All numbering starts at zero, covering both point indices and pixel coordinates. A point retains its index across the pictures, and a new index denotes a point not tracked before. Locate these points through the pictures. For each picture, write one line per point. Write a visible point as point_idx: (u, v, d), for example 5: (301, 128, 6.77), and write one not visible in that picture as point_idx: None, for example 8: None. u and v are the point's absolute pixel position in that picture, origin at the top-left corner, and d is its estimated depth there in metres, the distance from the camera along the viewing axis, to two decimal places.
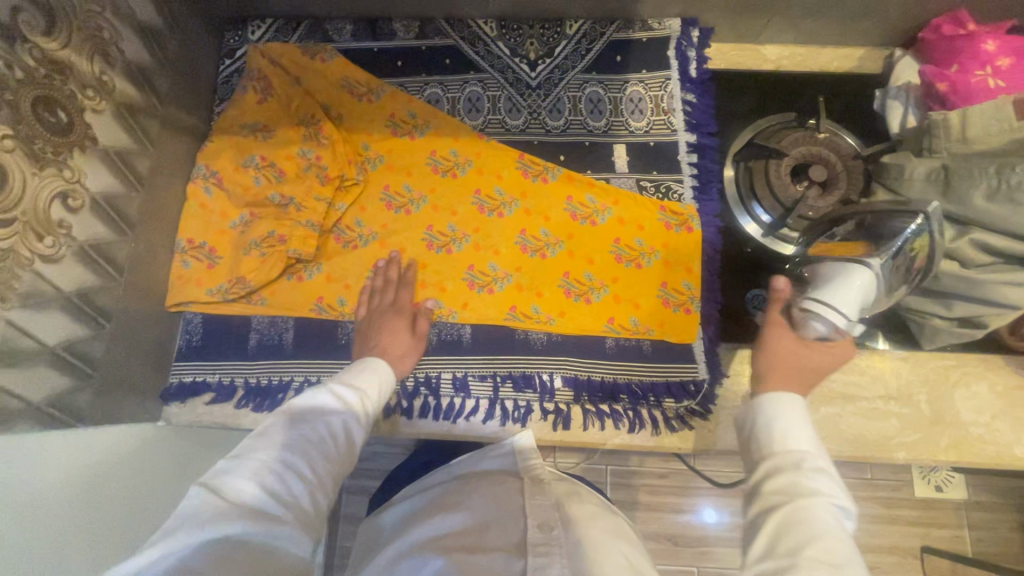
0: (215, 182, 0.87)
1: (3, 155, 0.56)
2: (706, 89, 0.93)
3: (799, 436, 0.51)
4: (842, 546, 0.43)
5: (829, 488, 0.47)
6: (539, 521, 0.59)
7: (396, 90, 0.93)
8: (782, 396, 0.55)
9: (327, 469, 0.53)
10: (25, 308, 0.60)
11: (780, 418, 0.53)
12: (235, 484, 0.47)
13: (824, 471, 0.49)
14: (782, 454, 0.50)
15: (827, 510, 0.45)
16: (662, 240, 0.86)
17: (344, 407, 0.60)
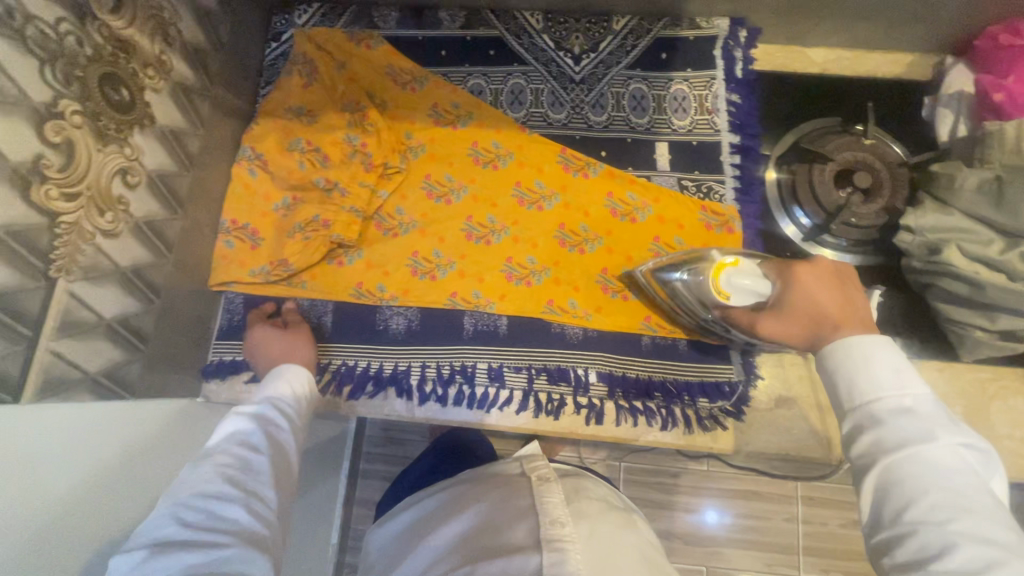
0: (260, 164, 0.88)
1: (72, 131, 0.57)
2: (751, 90, 0.92)
3: (881, 383, 0.52)
4: (952, 496, 0.45)
5: (927, 433, 0.48)
6: (550, 518, 0.62)
7: (440, 80, 0.94)
8: (853, 345, 0.55)
9: (252, 480, 0.61)
10: (86, 281, 0.61)
11: (856, 370, 0.53)
12: (158, 530, 0.53)
13: (916, 412, 0.49)
14: (868, 408, 0.51)
15: (929, 461, 0.46)
16: (701, 240, 0.87)
17: (251, 424, 0.67)
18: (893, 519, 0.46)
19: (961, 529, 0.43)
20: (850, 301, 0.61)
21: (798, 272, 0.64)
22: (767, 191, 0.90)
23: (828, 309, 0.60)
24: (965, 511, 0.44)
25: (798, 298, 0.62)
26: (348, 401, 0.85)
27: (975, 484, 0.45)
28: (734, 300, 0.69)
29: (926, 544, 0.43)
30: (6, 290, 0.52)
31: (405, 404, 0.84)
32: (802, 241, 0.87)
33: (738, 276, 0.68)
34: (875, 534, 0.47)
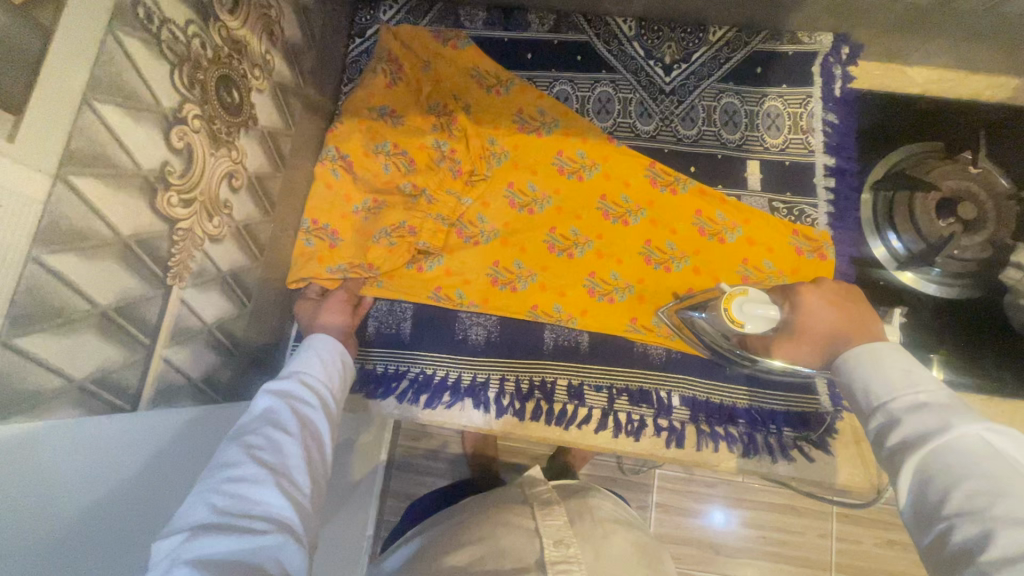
0: (343, 164, 0.86)
1: (192, 136, 0.56)
2: (849, 110, 0.89)
3: (890, 383, 0.53)
4: (981, 478, 0.42)
5: (944, 422, 0.46)
6: (555, 539, 0.64)
7: (526, 84, 0.91)
8: (861, 353, 0.57)
9: (283, 463, 0.57)
10: (195, 287, 0.61)
11: (868, 375, 0.55)
12: (189, 515, 0.49)
13: (931, 403, 0.49)
14: (883, 409, 0.52)
15: (951, 447, 0.45)
16: (792, 264, 0.84)
17: (282, 402, 0.63)
18: (932, 515, 0.43)
19: (999, 512, 0.39)
20: (856, 315, 0.65)
21: (798, 297, 0.69)
22: (863, 217, 0.86)
23: (835, 326, 0.64)
24: (1000, 492, 0.40)
25: (807, 321, 0.67)
26: (424, 410, 0.84)
27: (1010, 466, 0.42)
28: (749, 327, 0.68)
29: (966, 535, 0.40)
30: (132, 299, 0.51)
31: (482, 416, 0.83)
32: (894, 268, 0.85)
33: (751, 305, 0.68)
34: (930, 538, 0.43)
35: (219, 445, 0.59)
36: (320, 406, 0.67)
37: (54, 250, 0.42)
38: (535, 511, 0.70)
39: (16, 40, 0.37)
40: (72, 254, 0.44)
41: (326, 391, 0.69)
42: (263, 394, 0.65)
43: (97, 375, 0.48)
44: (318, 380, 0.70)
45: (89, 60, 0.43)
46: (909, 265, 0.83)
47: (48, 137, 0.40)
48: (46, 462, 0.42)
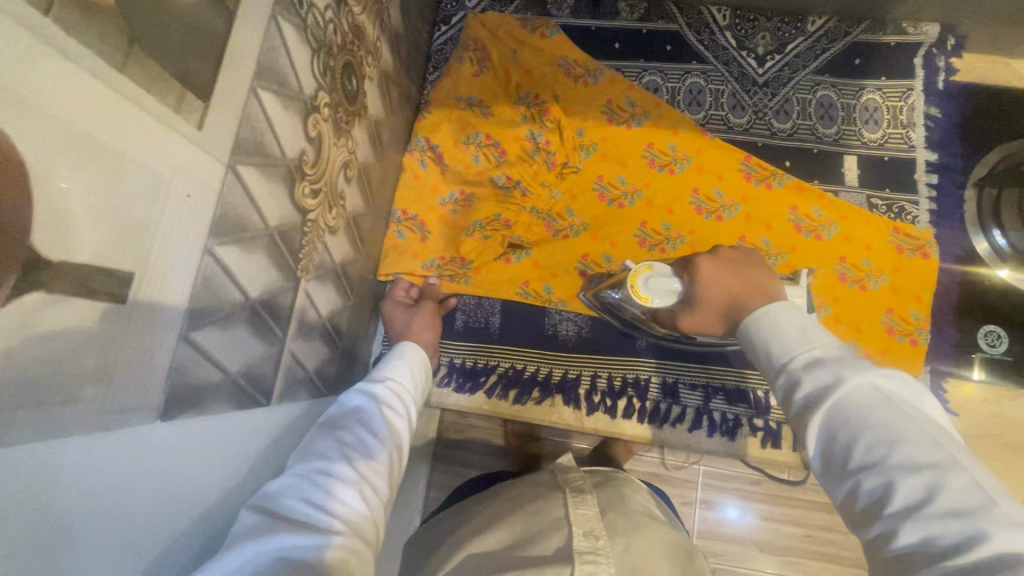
0: (432, 156, 0.84)
1: (323, 124, 0.55)
2: (952, 105, 0.86)
3: (785, 343, 0.47)
4: (877, 429, 0.38)
5: (837, 377, 0.42)
6: (584, 530, 0.59)
7: (615, 74, 0.89)
8: (761, 317, 0.51)
9: (371, 469, 0.52)
10: (315, 279, 0.60)
11: (767, 337, 0.49)
12: (280, 500, 0.45)
13: (826, 357, 0.44)
14: (783, 371, 0.46)
15: (848, 401, 0.41)
16: (893, 263, 0.82)
17: (375, 405, 0.60)
18: (840, 472, 0.40)
19: (899, 462, 0.36)
20: (755, 280, 0.59)
21: (698, 265, 0.62)
22: (967, 216, 0.83)
23: (736, 294, 0.57)
24: (896, 440, 0.37)
25: (709, 292, 0.60)
26: (513, 406, 0.83)
27: (901, 410, 0.39)
28: (655, 302, 0.65)
29: (871, 490, 0.37)
30: (272, 292, 0.50)
31: (573, 413, 0.82)
32: (995, 264, 0.82)
33: (655, 279, 0.64)
34: (839, 496, 0.40)
35: (310, 431, 0.56)
36: (405, 416, 0.63)
37: (222, 241, 0.41)
38: (567, 500, 0.66)
39: (204, 25, 0.35)
40: (234, 246, 0.43)
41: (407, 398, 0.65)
42: (354, 392, 0.62)
43: (245, 369, 0.48)
44: (403, 387, 0.66)
45: (257, 44, 0.42)
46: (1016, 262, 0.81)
47: (225, 126, 0.39)
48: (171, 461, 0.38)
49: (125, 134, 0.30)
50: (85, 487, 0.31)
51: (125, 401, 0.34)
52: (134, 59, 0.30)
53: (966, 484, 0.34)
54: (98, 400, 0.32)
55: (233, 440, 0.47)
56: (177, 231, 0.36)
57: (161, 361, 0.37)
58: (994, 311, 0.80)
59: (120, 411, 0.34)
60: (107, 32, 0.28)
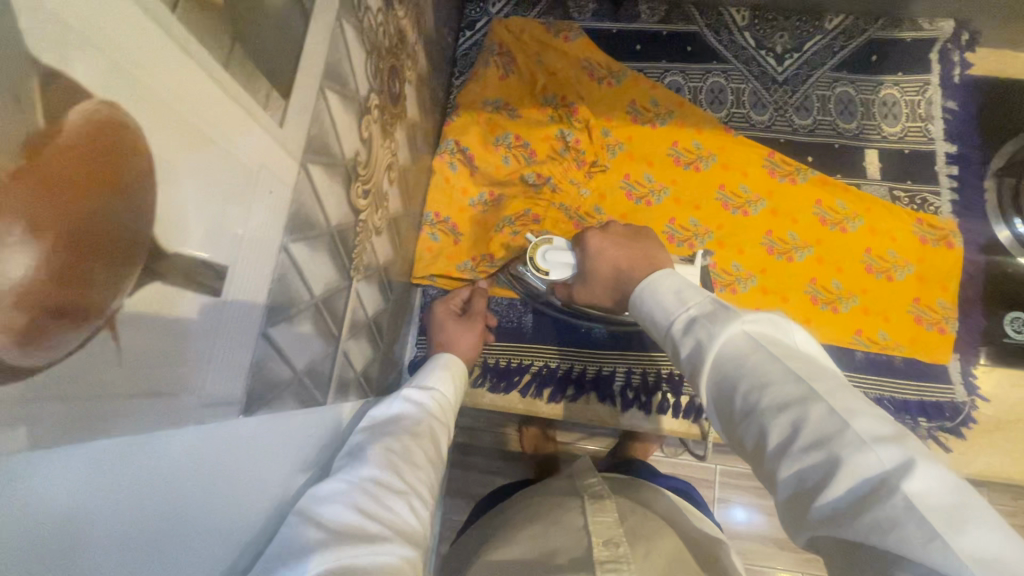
0: (461, 158, 0.85)
1: (372, 125, 0.56)
2: (969, 97, 0.88)
3: (667, 309, 0.48)
4: (748, 375, 0.38)
5: (710, 334, 0.42)
6: (604, 538, 0.59)
7: (638, 75, 0.90)
8: (645, 286, 0.52)
9: (416, 479, 0.53)
10: (365, 278, 0.61)
11: (651, 306, 0.50)
12: (331, 506, 0.45)
13: (701, 315, 0.44)
14: (669, 335, 0.47)
15: (723, 353, 0.41)
16: (918, 254, 0.83)
17: (418, 415, 0.61)
18: (730, 422, 0.40)
19: (767, 403, 0.37)
20: (642, 250, 0.61)
21: (587, 238, 0.66)
22: (989, 206, 0.85)
23: (619, 264, 0.61)
24: (765, 383, 0.37)
25: (597, 263, 0.64)
26: (547, 404, 0.83)
27: (766, 350, 0.39)
28: (555, 275, 0.70)
29: (754, 435, 0.37)
30: (331, 291, 0.50)
31: (608, 409, 0.82)
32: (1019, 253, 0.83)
33: (552, 253, 0.71)
34: (735, 444, 0.40)
35: (358, 433, 0.57)
36: (444, 425, 0.64)
37: (295, 239, 0.42)
38: (586, 507, 0.66)
39: (288, 25, 0.36)
40: (303, 245, 0.43)
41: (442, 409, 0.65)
42: (396, 400, 0.62)
43: (309, 367, 0.48)
44: (439, 395, 0.67)
45: (325, 46, 0.43)
46: None
47: (300, 126, 0.40)
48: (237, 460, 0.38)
49: (225, 132, 0.31)
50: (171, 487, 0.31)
51: (214, 398, 0.34)
52: (236, 57, 0.31)
53: (823, 412, 0.34)
54: (196, 395, 0.32)
55: (288, 442, 0.46)
56: (260, 230, 0.36)
57: (244, 358, 0.37)
58: (1017, 299, 0.82)
59: (211, 406, 0.34)
60: (217, 30, 0.29)
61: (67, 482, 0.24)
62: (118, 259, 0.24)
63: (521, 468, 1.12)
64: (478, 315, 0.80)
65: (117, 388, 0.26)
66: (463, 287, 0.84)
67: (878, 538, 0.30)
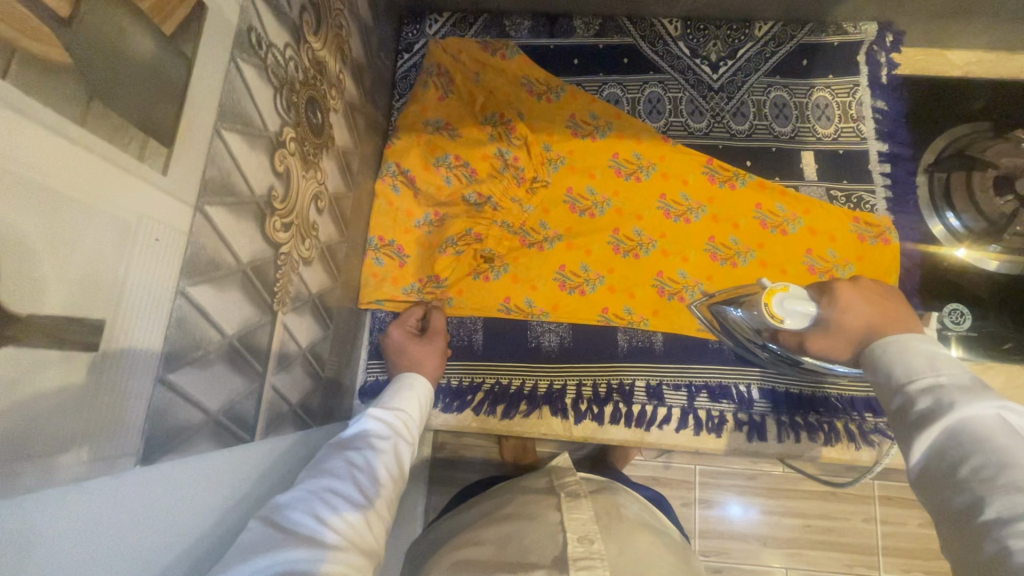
0: (403, 180, 0.86)
1: (289, 159, 0.56)
2: (897, 96, 0.91)
3: (909, 367, 0.48)
4: (988, 453, 0.39)
5: (957, 402, 0.43)
6: (578, 535, 0.59)
7: (576, 89, 0.91)
8: (889, 341, 0.52)
9: (376, 492, 0.53)
10: (294, 310, 0.60)
11: (891, 360, 0.50)
12: (290, 517, 0.46)
13: (950, 384, 0.45)
14: (901, 391, 0.47)
15: (966, 425, 0.41)
16: (856, 251, 0.85)
17: (386, 430, 0.61)
18: (943, 485, 0.41)
19: (1003, 483, 0.37)
20: (896, 311, 0.58)
21: (838, 290, 0.62)
22: (920, 201, 0.87)
23: (878, 321, 0.57)
24: (1008, 465, 0.38)
25: (845, 316, 0.60)
26: (501, 421, 0.83)
27: (1020, 441, 0.39)
28: (789, 323, 0.65)
29: (970, 503, 0.38)
30: (249, 328, 0.50)
31: (562, 423, 0.83)
32: (951, 244, 0.85)
33: (792, 300, 0.64)
34: (939, 506, 0.41)
35: (324, 446, 0.58)
36: (411, 442, 0.64)
37: (194, 281, 0.42)
38: (560, 505, 0.65)
39: (165, 75, 0.36)
40: (206, 285, 0.43)
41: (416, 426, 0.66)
42: (366, 414, 0.63)
43: (227, 407, 0.48)
44: (410, 413, 0.67)
45: (218, 89, 0.43)
46: (960, 237, 0.85)
47: (189, 170, 0.40)
48: (146, 508, 0.37)
49: (90, 188, 0.31)
50: (71, 550, 0.31)
51: (103, 450, 0.34)
52: (95, 113, 0.31)
53: None
54: (78, 449, 0.32)
55: (215, 482, 0.46)
56: (149, 277, 0.36)
57: (139, 407, 0.37)
58: (957, 290, 0.84)
59: (100, 459, 0.34)
60: (66, 91, 0.29)
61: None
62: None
63: None
64: (439, 333, 0.80)
65: None
66: (414, 307, 0.83)
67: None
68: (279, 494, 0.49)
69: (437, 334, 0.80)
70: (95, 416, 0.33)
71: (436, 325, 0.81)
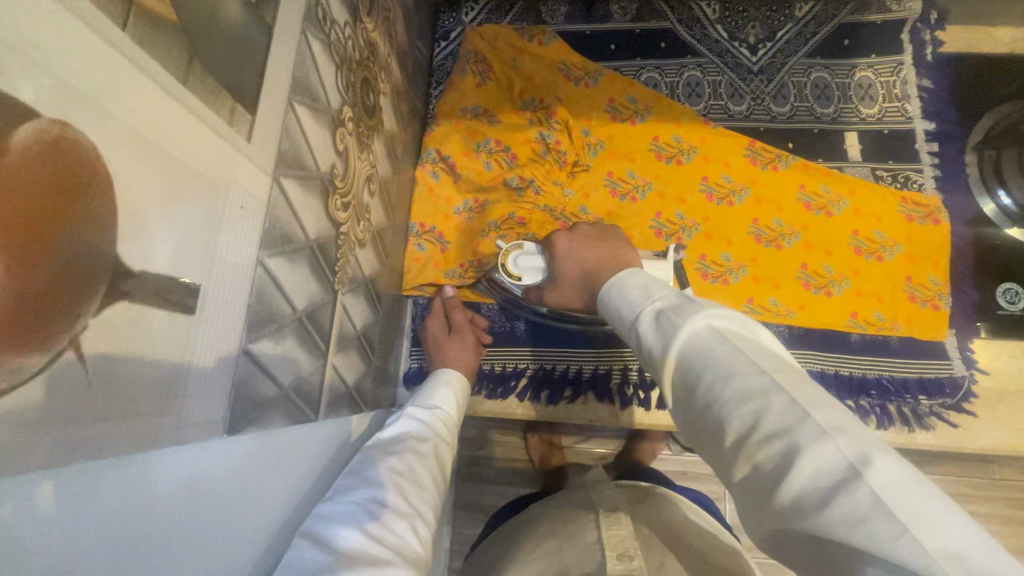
0: (443, 167, 0.86)
1: (347, 137, 0.56)
2: (942, 75, 0.89)
3: (631, 303, 0.46)
4: (711, 367, 0.37)
5: (673, 325, 0.41)
6: (619, 551, 0.55)
7: (614, 74, 0.91)
8: (612, 283, 0.50)
9: (422, 500, 0.51)
10: (350, 292, 0.60)
11: (618, 300, 0.48)
12: (336, 531, 0.43)
13: (666, 307, 0.43)
14: (635, 328, 0.45)
15: (689, 346, 0.39)
16: (904, 232, 0.83)
17: (424, 433, 0.60)
18: (694, 416, 0.39)
19: (729, 397, 0.35)
20: (608, 248, 0.61)
21: (555, 240, 0.66)
22: (971, 179, 0.85)
23: (587, 264, 0.61)
24: (728, 375, 0.36)
25: (566, 264, 0.64)
26: (546, 407, 0.82)
27: (730, 343, 0.38)
28: (527, 279, 0.71)
29: (716, 429, 0.36)
30: (315, 305, 0.50)
31: (607, 408, 0.82)
32: (1006, 224, 0.83)
33: (524, 257, 0.71)
34: (699, 437, 0.39)
35: (362, 452, 0.56)
36: (448, 443, 0.62)
37: (272, 253, 0.42)
38: (599, 521, 0.61)
39: (248, 41, 0.36)
40: (281, 258, 0.43)
41: (448, 428, 0.64)
42: (399, 419, 0.61)
43: (295, 384, 0.48)
44: (445, 413, 0.65)
45: (291, 61, 0.43)
46: (1015, 217, 0.83)
47: (268, 139, 0.40)
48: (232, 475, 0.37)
49: (193, 150, 0.31)
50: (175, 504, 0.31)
51: (191, 417, 0.33)
52: (194, 74, 0.31)
53: (786, 406, 0.33)
54: (168, 415, 0.31)
55: (287, 458, 0.46)
56: (232, 246, 0.36)
57: (224, 378, 0.37)
58: (1009, 270, 0.82)
59: (190, 424, 0.33)
60: (173, 50, 0.29)
61: (31, 507, 0.22)
62: (75, 281, 0.24)
63: (528, 477, 1.10)
64: (466, 328, 0.80)
65: (79, 411, 0.25)
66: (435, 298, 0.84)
67: (844, 534, 0.28)
68: (319, 505, 0.47)
69: (463, 328, 0.80)
70: (190, 380, 0.33)
71: (478, 324, 0.83)
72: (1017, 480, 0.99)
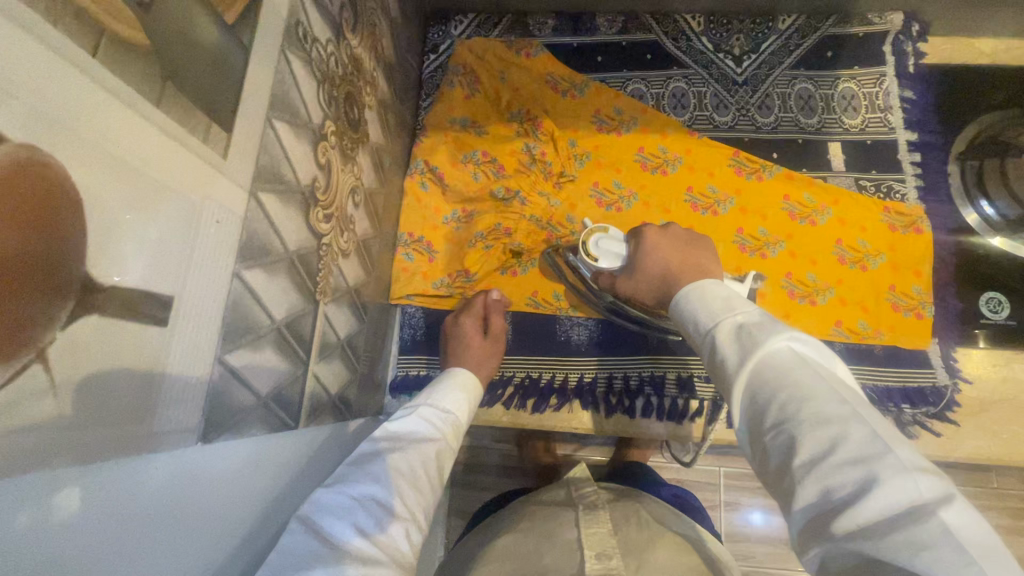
0: (431, 177, 0.87)
1: (330, 151, 0.57)
2: (924, 86, 0.90)
3: (711, 312, 0.48)
4: (789, 387, 0.39)
5: (755, 340, 0.43)
6: (596, 551, 0.56)
7: (600, 86, 0.92)
8: (691, 290, 0.53)
9: (417, 503, 0.51)
10: (333, 302, 0.61)
11: (695, 308, 0.50)
12: (338, 526, 0.44)
13: (748, 323, 0.45)
14: (710, 334, 0.47)
15: (767, 363, 0.41)
16: (888, 242, 0.84)
17: (432, 434, 0.60)
18: (756, 431, 0.40)
19: (806, 417, 0.37)
20: (694, 254, 0.64)
21: (643, 234, 0.68)
22: (954, 189, 0.86)
23: (670, 263, 0.63)
24: (806, 398, 0.38)
25: (649, 259, 0.66)
26: (532, 415, 0.83)
27: (812, 370, 0.40)
28: (603, 262, 0.72)
29: (781, 444, 0.37)
30: (294, 315, 0.51)
31: (593, 416, 0.82)
32: (988, 234, 0.84)
33: (605, 241, 0.72)
34: (756, 450, 0.40)
35: (367, 443, 0.56)
36: (453, 447, 0.62)
37: (248, 265, 0.43)
38: (579, 519, 0.63)
39: (225, 63, 0.38)
40: (258, 270, 0.44)
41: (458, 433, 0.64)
42: (410, 415, 0.61)
43: (274, 392, 0.49)
44: (457, 418, 0.65)
45: (270, 79, 0.44)
46: (996, 227, 0.83)
47: (245, 156, 0.41)
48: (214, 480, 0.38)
49: (167, 168, 0.32)
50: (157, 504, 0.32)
51: (166, 424, 0.34)
52: (167, 95, 0.32)
53: (866, 436, 0.35)
54: (143, 424, 0.32)
55: (270, 464, 0.47)
56: (209, 259, 0.37)
57: (199, 387, 0.38)
58: (992, 279, 0.82)
59: (165, 432, 0.34)
60: (146, 73, 0.30)
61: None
62: (44, 300, 0.25)
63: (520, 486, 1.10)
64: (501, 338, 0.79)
65: (48, 419, 0.26)
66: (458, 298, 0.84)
67: (904, 559, 0.30)
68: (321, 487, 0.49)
69: (497, 337, 0.80)
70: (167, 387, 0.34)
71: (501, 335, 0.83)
72: (1009, 489, 0.99)
